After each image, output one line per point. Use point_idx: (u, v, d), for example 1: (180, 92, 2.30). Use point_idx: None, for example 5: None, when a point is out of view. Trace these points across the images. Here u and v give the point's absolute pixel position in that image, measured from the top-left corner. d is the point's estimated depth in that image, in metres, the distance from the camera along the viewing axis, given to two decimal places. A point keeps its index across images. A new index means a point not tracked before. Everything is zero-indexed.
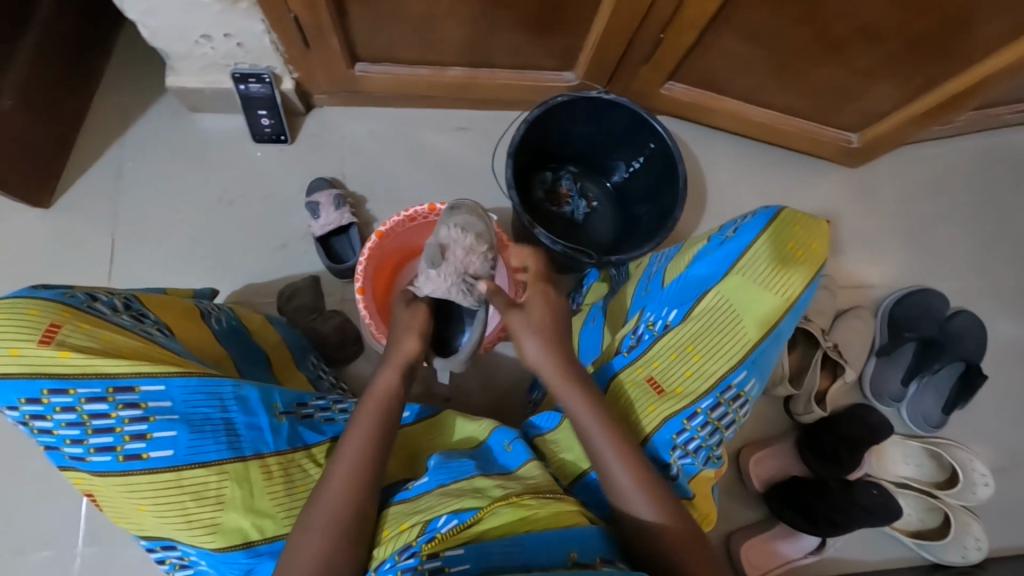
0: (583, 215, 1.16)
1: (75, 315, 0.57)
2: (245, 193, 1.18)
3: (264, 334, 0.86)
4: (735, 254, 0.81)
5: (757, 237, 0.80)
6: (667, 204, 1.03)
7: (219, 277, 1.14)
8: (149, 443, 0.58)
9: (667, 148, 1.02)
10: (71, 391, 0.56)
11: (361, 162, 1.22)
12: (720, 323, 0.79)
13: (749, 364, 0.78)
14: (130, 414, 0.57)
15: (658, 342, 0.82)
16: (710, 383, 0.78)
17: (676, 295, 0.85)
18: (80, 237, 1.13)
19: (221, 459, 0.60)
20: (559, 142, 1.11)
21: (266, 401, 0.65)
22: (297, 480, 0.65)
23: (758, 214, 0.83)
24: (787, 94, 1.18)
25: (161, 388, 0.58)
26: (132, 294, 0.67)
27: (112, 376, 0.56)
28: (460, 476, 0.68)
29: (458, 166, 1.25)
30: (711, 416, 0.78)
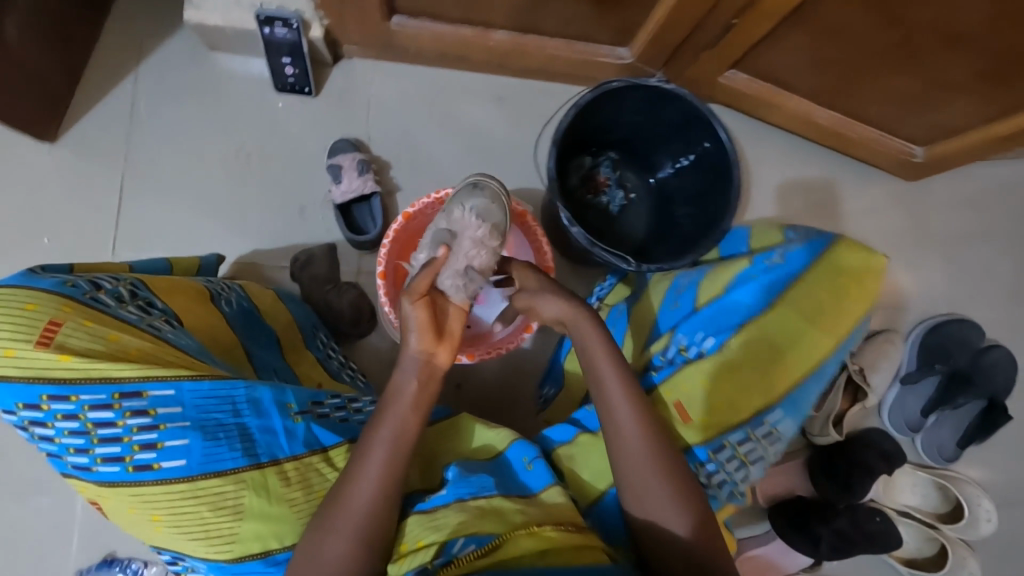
0: (618, 208, 1.12)
1: (77, 310, 0.52)
2: (264, 147, 1.11)
3: (275, 316, 0.83)
4: (785, 282, 0.72)
5: (811, 266, 0.72)
6: (713, 211, 0.95)
7: (232, 235, 1.08)
8: (160, 454, 0.53)
9: (723, 151, 0.92)
10: (73, 398, 0.51)
11: (389, 124, 1.14)
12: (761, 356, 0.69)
13: (788, 400, 0.69)
14: (137, 423, 0.53)
15: (691, 367, 0.70)
16: (743, 418, 0.69)
17: (713, 316, 0.74)
18: (88, 177, 1.07)
19: (238, 468, 0.55)
20: (604, 130, 1.03)
21: (281, 401, 0.61)
22: (315, 485, 0.60)
23: (812, 240, 0.74)
24: (857, 99, 1.08)
25: (171, 392, 0.54)
26: (137, 277, 0.62)
27: (117, 381, 0.52)
28: (480, 492, 0.65)
29: (492, 139, 1.17)
30: (738, 450, 0.69)
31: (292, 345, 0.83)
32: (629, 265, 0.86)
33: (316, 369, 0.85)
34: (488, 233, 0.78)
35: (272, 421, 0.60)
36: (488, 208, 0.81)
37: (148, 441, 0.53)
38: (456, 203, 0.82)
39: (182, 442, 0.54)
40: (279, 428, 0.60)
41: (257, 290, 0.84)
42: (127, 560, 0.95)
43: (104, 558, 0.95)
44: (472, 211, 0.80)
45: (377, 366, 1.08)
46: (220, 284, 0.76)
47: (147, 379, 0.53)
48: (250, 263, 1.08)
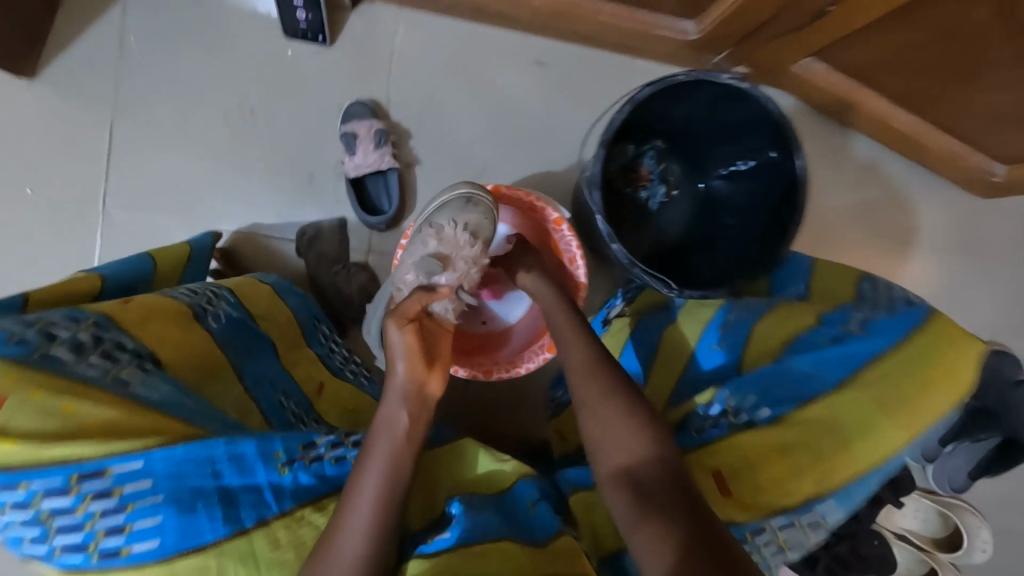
0: (657, 205, 1.02)
1: (21, 380, 0.45)
2: (270, 102, 0.98)
3: (272, 317, 0.76)
4: (863, 357, 0.62)
5: (896, 344, 0.62)
6: (766, 231, 0.86)
7: (233, 199, 0.99)
8: (129, 537, 0.48)
9: (789, 166, 0.81)
10: (22, 486, 0.45)
11: (412, 85, 1.01)
12: (824, 438, 0.60)
13: (846, 493, 0.59)
14: (101, 506, 0.47)
15: (737, 438, 0.63)
16: (789, 504, 0.59)
17: (768, 380, 0.66)
18: (73, 121, 0.96)
19: (219, 539, 0.50)
20: (655, 121, 0.91)
21: (267, 453, 0.54)
22: (309, 539, 0.55)
23: (900, 314, 0.65)
24: (947, 106, 0.94)
25: (139, 465, 0.48)
26: (97, 310, 0.53)
27: (75, 461, 0.46)
28: (486, 534, 0.61)
29: (526, 112, 1.04)
30: (778, 534, 0.60)
31: (291, 344, 0.78)
32: (671, 290, 0.78)
33: (316, 367, 0.80)
34: (482, 252, 0.72)
35: (257, 477, 0.54)
36: (483, 224, 0.74)
37: (116, 525, 0.48)
38: (443, 215, 0.75)
39: (155, 521, 0.49)
40: (264, 483, 0.54)
41: (249, 286, 0.77)
42: None
43: None
44: (466, 225, 0.72)
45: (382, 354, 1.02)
46: (207, 293, 0.67)
47: (111, 455, 0.46)
48: (250, 233, 0.99)
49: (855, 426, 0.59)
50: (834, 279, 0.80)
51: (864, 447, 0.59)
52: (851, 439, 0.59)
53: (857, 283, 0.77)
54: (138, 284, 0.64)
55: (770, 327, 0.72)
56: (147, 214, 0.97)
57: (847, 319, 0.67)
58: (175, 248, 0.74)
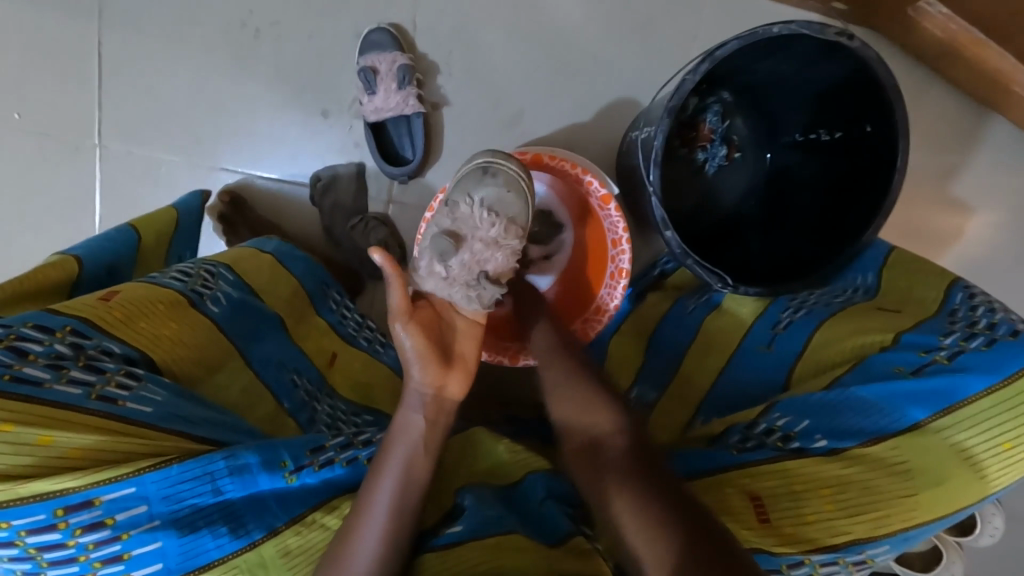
0: (715, 169, 0.90)
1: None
2: (277, 20, 0.85)
3: (275, 291, 0.73)
4: (947, 394, 0.55)
5: (986, 384, 0.54)
6: (841, 218, 0.74)
7: (239, 137, 0.89)
8: (128, 564, 0.46)
9: (885, 138, 0.68)
10: (4, 524, 0.42)
11: (442, 8, 0.86)
12: (886, 477, 0.54)
13: (901, 538, 0.54)
14: (92, 539, 0.44)
15: (783, 463, 0.58)
16: (836, 543, 0.55)
17: (826, 404, 0.60)
18: (57, 34, 0.84)
19: (226, 555, 0.49)
20: (733, 70, 0.78)
21: (271, 462, 0.51)
22: (318, 543, 0.54)
23: (1001, 345, 0.56)
24: None
25: (131, 491, 0.45)
26: (76, 315, 0.50)
27: (58, 495, 0.42)
28: (498, 527, 0.59)
29: (572, 47, 0.89)
30: (817, 569, 0.56)
31: (300, 317, 0.75)
32: (723, 285, 0.70)
33: (326, 339, 0.77)
34: (505, 230, 0.59)
35: (261, 486, 0.51)
36: (502, 197, 0.60)
37: (111, 554, 0.46)
38: (459, 194, 0.63)
39: (155, 545, 0.46)
40: (269, 491, 0.52)
41: (250, 258, 0.73)
42: None
43: None
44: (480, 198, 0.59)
45: None
46: (201, 274, 0.64)
47: (96, 484, 0.43)
48: (257, 177, 0.90)
49: (923, 470, 0.54)
50: (915, 275, 0.69)
51: (931, 494, 0.53)
52: (917, 484, 0.53)
53: (944, 288, 0.66)
54: (119, 262, 0.59)
55: (827, 341, 0.67)
56: (146, 150, 0.88)
57: (930, 346, 0.60)
58: (160, 212, 0.68)
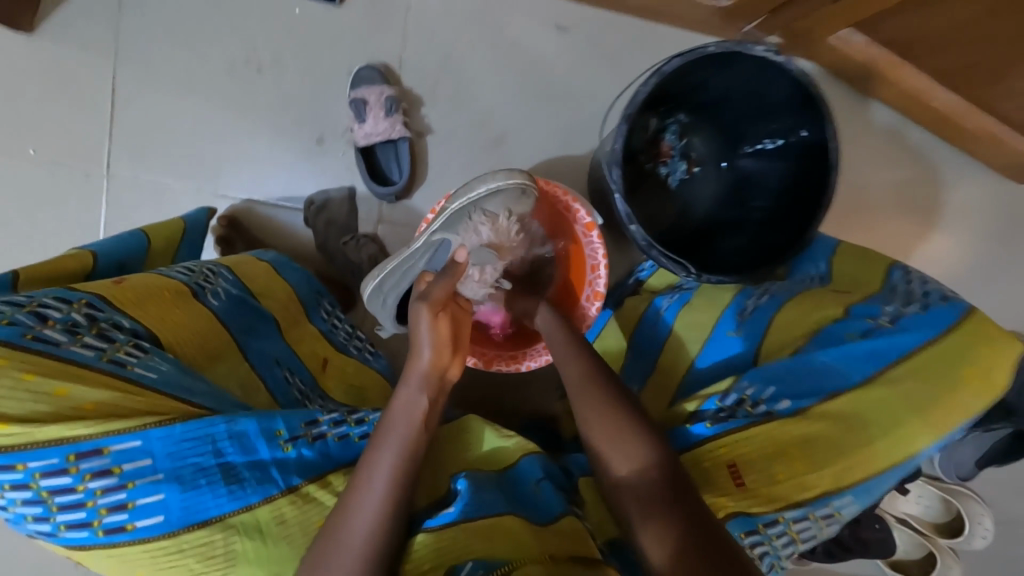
0: (678, 181, 0.99)
1: (13, 363, 0.45)
2: (278, 61, 0.95)
3: (271, 294, 0.77)
4: (895, 352, 0.60)
5: (926, 341, 0.60)
6: (792, 215, 0.82)
7: (240, 166, 0.96)
8: (133, 513, 0.50)
9: (824, 141, 0.76)
10: (20, 466, 0.46)
11: (426, 49, 0.97)
12: (848, 431, 0.58)
13: (864, 488, 0.58)
14: (101, 484, 0.49)
15: (755, 426, 0.60)
16: (804, 496, 0.58)
17: (790, 369, 0.63)
18: (76, 78, 0.92)
19: (224, 514, 0.52)
20: (685, 91, 0.88)
21: (267, 431, 0.56)
22: (314, 517, 0.57)
23: (933, 310, 0.63)
24: (992, 87, 0.89)
25: (138, 443, 0.49)
26: (93, 292, 0.54)
27: (71, 441, 0.47)
28: (490, 512, 0.62)
29: (544, 79, 1.00)
30: (790, 526, 0.59)
31: (293, 318, 0.79)
32: (688, 273, 0.76)
33: (319, 344, 0.81)
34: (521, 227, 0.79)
35: (259, 454, 0.56)
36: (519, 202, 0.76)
37: (117, 502, 0.50)
38: (497, 200, 0.74)
39: (157, 497, 0.50)
40: (268, 459, 0.56)
41: (248, 263, 0.78)
42: None
43: None
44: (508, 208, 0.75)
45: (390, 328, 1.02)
46: (204, 271, 0.69)
47: (107, 433, 0.48)
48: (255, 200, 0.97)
49: (878, 421, 0.58)
50: (861, 263, 0.76)
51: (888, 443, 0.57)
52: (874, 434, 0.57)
53: (885, 271, 0.73)
54: (127, 259, 0.65)
55: (788, 321, 0.72)
56: (153, 178, 0.95)
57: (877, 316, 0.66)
58: (170, 222, 0.75)
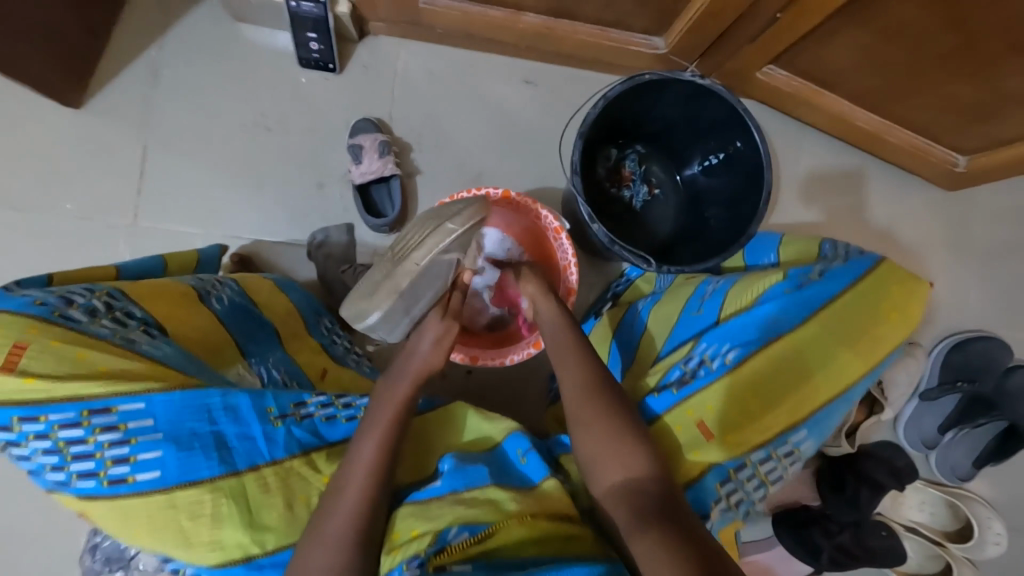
0: (641, 203, 1.09)
1: (42, 332, 0.55)
2: (287, 121, 1.10)
3: (272, 307, 0.85)
4: (822, 299, 0.69)
5: (847, 287, 0.70)
6: (741, 215, 0.93)
7: (250, 210, 1.09)
8: (134, 467, 0.58)
9: (757, 152, 0.89)
10: (43, 418, 0.55)
11: (413, 105, 1.13)
12: (792, 372, 0.67)
13: (814, 420, 0.68)
14: (108, 438, 0.57)
15: (716, 382, 0.67)
16: (766, 436, 0.67)
17: (740, 329, 0.71)
18: (112, 143, 1.07)
19: (214, 476, 0.60)
20: (636, 121, 1.02)
21: (259, 407, 0.64)
22: (297, 489, 0.65)
23: (851, 262, 0.73)
24: (902, 102, 1.03)
25: (141, 405, 0.57)
26: (116, 286, 0.64)
27: (86, 399, 0.55)
28: (475, 484, 0.68)
29: (517, 123, 1.15)
30: (759, 468, 0.68)
31: (294, 333, 0.87)
32: (649, 266, 0.85)
33: (318, 356, 0.87)
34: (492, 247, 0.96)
35: (250, 428, 0.63)
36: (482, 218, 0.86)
37: (121, 455, 0.57)
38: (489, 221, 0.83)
39: (156, 454, 0.58)
40: (257, 433, 0.63)
41: (252, 280, 0.87)
42: None
43: None
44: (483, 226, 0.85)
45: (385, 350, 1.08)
46: (212, 282, 0.78)
47: (115, 394, 0.56)
48: (263, 239, 1.08)
49: (818, 360, 0.68)
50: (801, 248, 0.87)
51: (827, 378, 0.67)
52: (816, 372, 0.67)
53: (819, 246, 0.85)
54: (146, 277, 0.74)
55: (739, 293, 0.79)
56: (172, 225, 1.07)
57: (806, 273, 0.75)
58: (185, 253, 0.85)
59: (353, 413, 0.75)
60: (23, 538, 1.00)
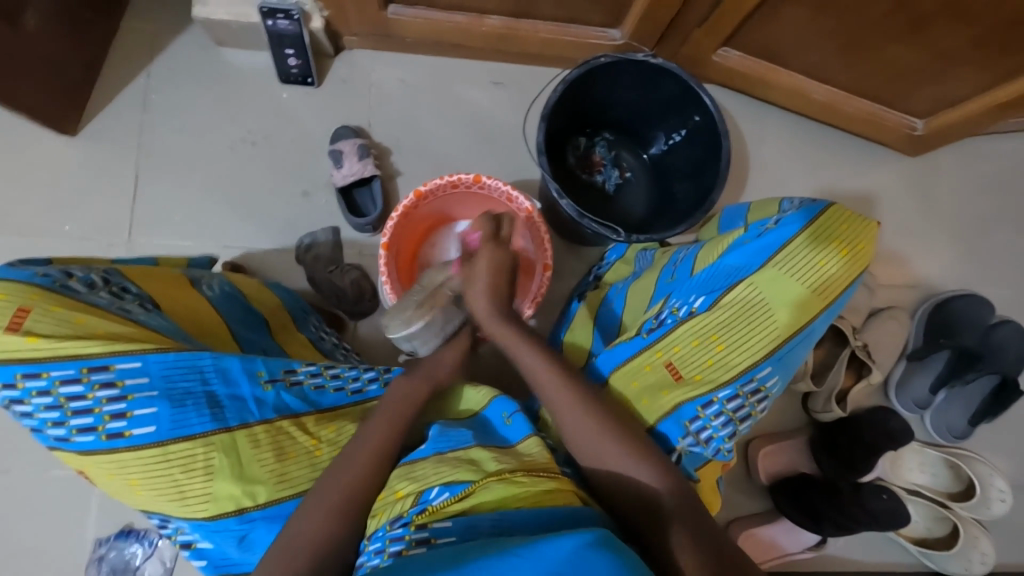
0: (614, 186, 1.13)
1: (44, 297, 0.60)
2: (271, 135, 1.16)
3: (262, 300, 0.89)
4: (776, 245, 0.74)
5: (803, 227, 0.74)
6: (706, 183, 0.99)
7: (239, 221, 1.13)
8: (130, 422, 0.62)
9: (713, 121, 0.96)
10: (45, 374, 0.59)
11: (389, 111, 1.18)
12: (748, 314, 0.75)
13: (777, 357, 0.75)
14: (107, 394, 0.62)
15: (681, 327, 0.78)
16: (732, 374, 0.75)
17: (703, 280, 0.81)
18: (106, 165, 1.13)
19: (206, 431, 0.65)
20: (600, 108, 1.07)
21: (250, 371, 0.69)
22: (286, 445, 0.70)
23: (805, 206, 0.77)
24: (853, 70, 1.08)
25: (138, 364, 0.62)
26: (112, 267, 0.71)
27: (85, 357, 0.60)
28: (458, 446, 0.71)
29: (490, 122, 1.20)
30: (727, 407, 0.76)
31: (284, 326, 0.90)
32: (618, 235, 0.91)
33: (307, 349, 0.90)
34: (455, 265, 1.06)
35: (241, 389, 0.69)
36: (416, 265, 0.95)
37: (119, 411, 0.62)
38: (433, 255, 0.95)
39: (151, 409, 0.63)
40: (248, 395, 0.69)
41: (240, 279, 0.91)
42: (144, 532, 1.02)
43: (124, 528, 1.02)
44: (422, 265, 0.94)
45: (377, 346, 1.11)
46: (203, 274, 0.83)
47: (113, 353, 0.61)
48: (251, 247, 1.13)
49: (775, 301, 0.74)
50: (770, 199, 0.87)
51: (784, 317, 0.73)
52: (774, 313, 0.74)
53: (779, 206, 0.84)
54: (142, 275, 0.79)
55: (709, 247, 0.85)
56: (165, 239, 1.12)
57: (767, 220, 0.79)
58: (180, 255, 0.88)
59: (342, 383, 0.79)
60: (29, 558, 1.01)
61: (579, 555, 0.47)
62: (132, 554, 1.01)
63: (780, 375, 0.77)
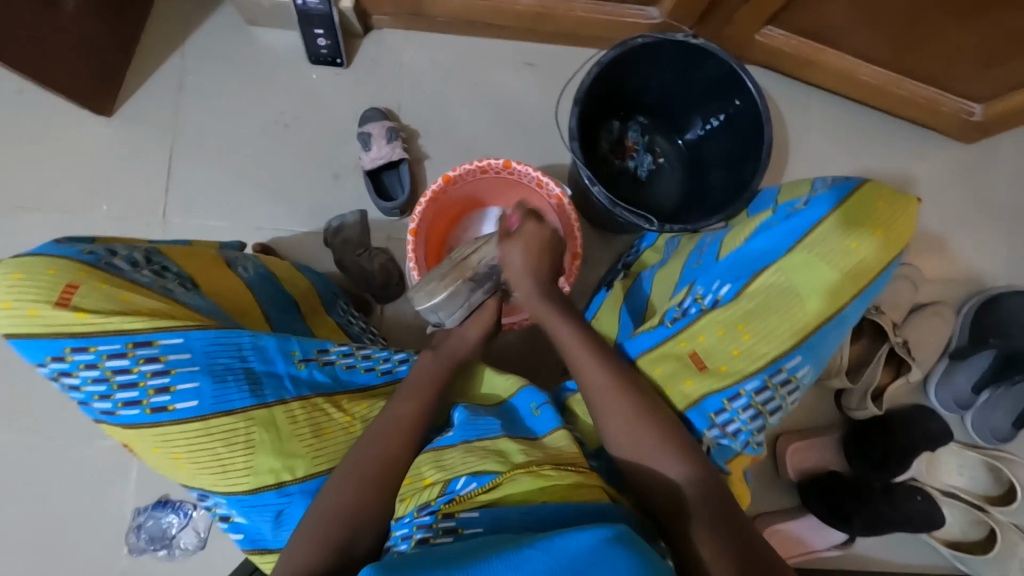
0: (647, 172, 1.10)
1: (91, 275, 0.62)
2: (300, 116, 1.16)
3: (294, 282, 0.90)
4: (804, 228, 0.74)
5: (833, 208, 0.74)
6: (744, 171, 0.95)
7: (270, 202, 1.14)
8: (174, 396, 0.64)
9: (756, 107, 0.92)
10: (93, 348, 0.61)
11: (418, 93, 1.17)
12: (777, 303, 0.74)
13: (807, 346, 0.73)
14: (151, 368, 0.63)
15: (706, 316, 0.76)
16: (758, 365, 0.74)
17: (728, 266, 0.80)
18: (141, 146, 1.15)
19: (246, 406, 0.66)
20: (634, 90, 1.04)
21: (284, 350, 0.71)
22: (322, 422, 0.71)
23: (836, 185, 0.76)
24: (908, 50, 1.01)
25: (180, 340, 0.64)
26: (153, 247, 0.72)
27: (129, 332, 0.62)
28: (486, 435, 0.70)
29: (519, 105, 1.17)
30: (755, 399, 0.74)
31: (314, 309, 0.91)
32: (651, 225, 0.88)
33: (335, 334, 0.91)
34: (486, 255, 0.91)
35: (276, 367, 0.71)
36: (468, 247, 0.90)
37: (162, 385, 0.64)
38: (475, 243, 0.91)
39: (193, 384, 0.64)
40: (283, 373, 0.71)
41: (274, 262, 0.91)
42: (179, 503, 1.06)
43: (159, 499, 1.07)
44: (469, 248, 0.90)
45: (403, 331, 1.11)
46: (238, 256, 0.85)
47: (156, 329, 0.62)
48: (280, 228, 1.13)
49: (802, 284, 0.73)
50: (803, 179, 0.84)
51: (812, 301, 0.73)
52: (802, 298, 0.73)
53: (809, 184, 0.79)
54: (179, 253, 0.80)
55: (733, 231, 0.84)
56: (197, 219, 1.13)
57: (796, 202, 0.78)
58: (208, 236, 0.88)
59: (373, 364, 0.80)
60: (72, 524, 1.06)
61: (603, 555, 0.46)
62: (168, 522, 1.06)
63: (810, 365, 0.75)
